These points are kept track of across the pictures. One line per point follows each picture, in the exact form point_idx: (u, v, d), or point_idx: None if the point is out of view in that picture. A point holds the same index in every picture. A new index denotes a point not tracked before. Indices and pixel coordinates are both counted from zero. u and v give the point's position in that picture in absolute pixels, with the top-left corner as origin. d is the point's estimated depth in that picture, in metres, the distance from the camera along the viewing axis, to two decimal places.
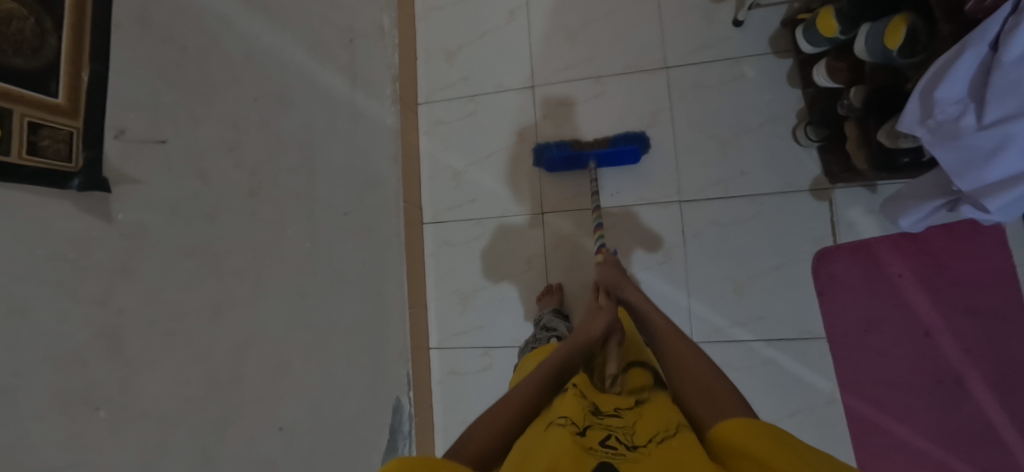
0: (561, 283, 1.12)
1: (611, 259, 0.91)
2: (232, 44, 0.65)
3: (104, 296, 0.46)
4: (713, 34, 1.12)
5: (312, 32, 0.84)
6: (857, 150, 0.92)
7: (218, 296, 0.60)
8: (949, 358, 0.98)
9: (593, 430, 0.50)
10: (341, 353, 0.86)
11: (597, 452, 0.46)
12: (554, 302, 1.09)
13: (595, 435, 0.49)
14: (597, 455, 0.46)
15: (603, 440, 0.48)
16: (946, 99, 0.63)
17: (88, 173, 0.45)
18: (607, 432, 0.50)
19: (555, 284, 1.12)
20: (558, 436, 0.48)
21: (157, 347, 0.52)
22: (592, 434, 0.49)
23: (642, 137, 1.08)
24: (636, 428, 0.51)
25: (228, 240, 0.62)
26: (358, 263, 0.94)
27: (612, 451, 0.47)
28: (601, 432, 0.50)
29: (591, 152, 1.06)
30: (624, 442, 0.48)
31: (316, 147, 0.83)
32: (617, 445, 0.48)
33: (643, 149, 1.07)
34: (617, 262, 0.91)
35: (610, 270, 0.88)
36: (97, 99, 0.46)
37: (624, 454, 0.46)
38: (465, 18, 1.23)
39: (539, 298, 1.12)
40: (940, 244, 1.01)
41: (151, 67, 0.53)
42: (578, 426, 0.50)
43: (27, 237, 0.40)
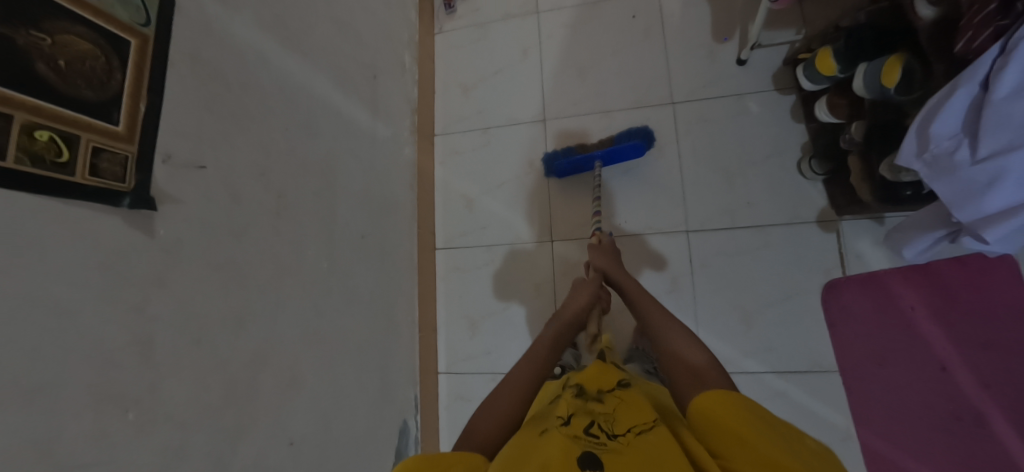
0: None
1: (609, 243, 0.92)
2: (268, 79, 0.71)
3: (140, 305, 0.51)
4: (718, 72, 1.17)
5: (339, 69, 0.91)
6: (860, 182, 0.93)
7: (241, 311, 0.64)
8: (968, 394, 0.96)
9: (578, 420, 0.54)
10: (351, 373, 0.88)
11: (580, 441, 0.49)
12: None
13: (578, 424, 0.53)
14: (581, 444, 0.49)
15: (586, 429, 0.52)
16: (940, 134, 0.65)
17: (138, 193, 0.50)
18: (591, 420, 0.54)
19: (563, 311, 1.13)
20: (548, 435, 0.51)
21: (183, 355, 0.55)
22: (576, 423, 0.53)
23: (643, 132, 1.11)
24: (618, 415, 0.55)
25: (254, 260, 0.66)
26: (372, 284, 0.98)
27: (594, 440, 0.50)
28: (585, 421, 0.53)
29: (596, 154, 1.10)
30: (605, 431, 0.51)
31: (338, 173, 0.88)
32: (598, 434, 0.51)
33: (646, 143, 1.11)
34: (613, 247, 0.91)
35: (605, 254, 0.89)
36: (151, 126, 0.52)
37: (604, 444, 0.49)
38: (482, 56, 1.31)
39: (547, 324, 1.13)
40: (953, 277, 1.00)
41: (199, 102, 0.59)
42: (564, 420, 0.54)
43: (79, 248, 0.45)
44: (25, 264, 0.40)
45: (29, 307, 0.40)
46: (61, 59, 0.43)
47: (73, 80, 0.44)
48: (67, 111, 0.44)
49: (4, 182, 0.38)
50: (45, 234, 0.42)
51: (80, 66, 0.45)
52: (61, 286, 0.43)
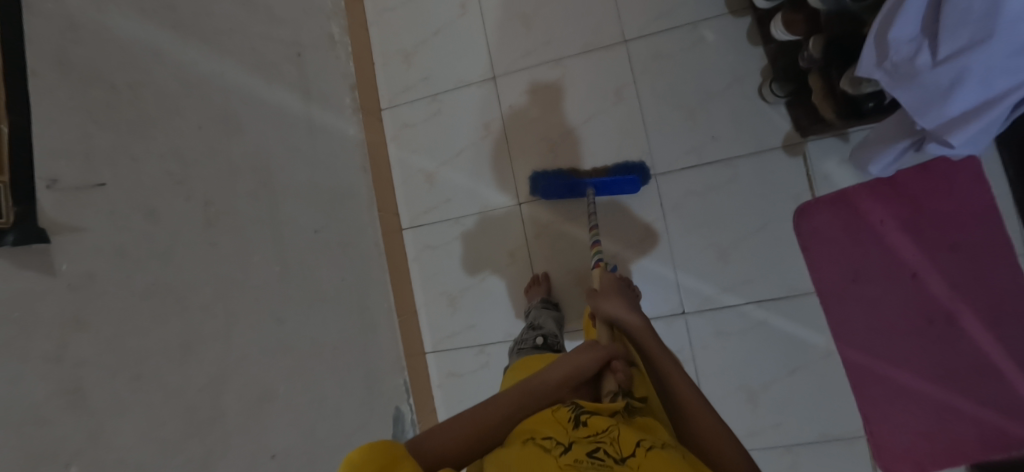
0: (546, 273, 1.12)
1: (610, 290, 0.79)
2: (166, 74, 0.63)
3: (58, 351, 0.45)
4: (668, 2, 1.10)
5: (254, 51, 0.82)
6: (822, 101, 0.90)
7: (186, 334, 0.59)
8: (938, 297, 0.98)
9: (578, 445, 0.50)
10: (329, 372, 0.85)
11: (582, 465, 0.46)
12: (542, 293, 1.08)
13: (580, 449, 0.49)
14: (582, 466, 0.46)
15: (589, 453, 0.48)
16: (900, 38, 0.61)
17: (24, 227, 0.43)
18: (595, 445, 0.50)
19: (541, 274, 1.11)
20: (543, 459, 0.48)
21: (126, 394, 0.51)
22: (577, 448, 0.49)
23: (641, 168, 1.08)
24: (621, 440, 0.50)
25: (190, 277, 0.61)
26: (337, 279, 0.93)
27: (597, 462, 0.47)
28: (588, 446, 0.49)
29: (588, 181, 1.06)
30: (611, 455, 0.48)
31: (274, 167, 0.81)
32: (603, 457, 0.47)
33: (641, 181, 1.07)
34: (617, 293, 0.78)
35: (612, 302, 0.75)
36: (23, 148, 0.44)
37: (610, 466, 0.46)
38: (417, 16, 1.21)
39: (526, 290, 1.11)
40: (917, 185, 1.00)
41: (79, 111, 0.51)
42: (563, 445, 0.50)
43: None
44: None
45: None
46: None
47: None
48: None
49: None
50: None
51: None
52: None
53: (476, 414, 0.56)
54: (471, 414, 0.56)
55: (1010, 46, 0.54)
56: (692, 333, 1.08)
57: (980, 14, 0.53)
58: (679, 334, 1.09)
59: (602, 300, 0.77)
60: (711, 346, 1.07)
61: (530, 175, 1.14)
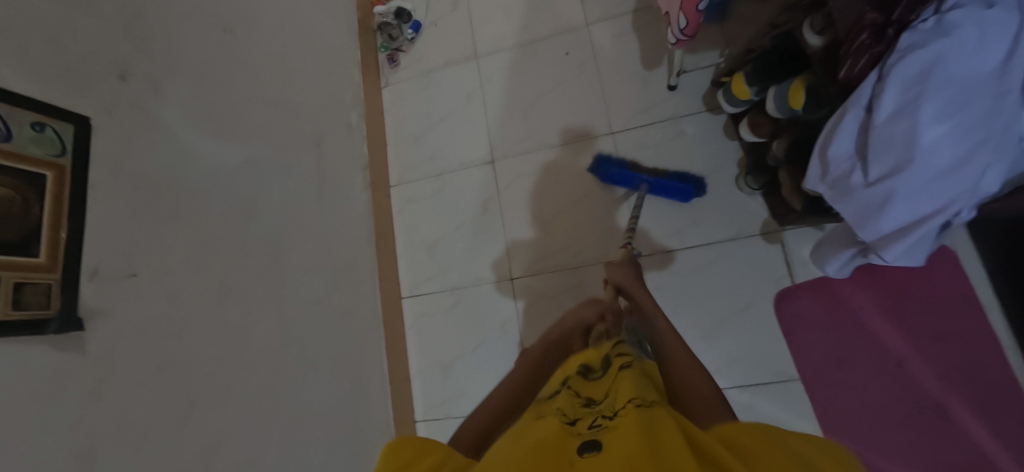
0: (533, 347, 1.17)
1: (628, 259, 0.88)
2: (199, 173, 0.75)
3: (78, 421, 0.53)
4: (652, 98, 1.20)
5: (277, 144, 0.94)
6: (790, 196, 0.97)
7: (189, 403, 0.66)
8: (925, 386, 0.99)
9: (581, 417, 0.47)
10: (318, 439, 0.90)
11: (582, 435, 0.44)
12: None
13: (584, 422, 0.46)
14: (581, 438, 0.44)
15: (589, 425, 0.45)
16: (837, 156, 0.70)
17: (64, 316, 0.53)
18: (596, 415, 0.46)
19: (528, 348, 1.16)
20: (544, 424, 0.46)
21: (131, 460, 0.58)
22: (580, 421, 0.47)
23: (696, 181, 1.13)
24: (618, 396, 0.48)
25: (198, 351, 0.69)
26: (334, 347, 1.00)
27: (596, 428, 0.44)
28: (589, 418, 0.47)
29: (643, 177, 1.13)
30: (608, 418, 0.45)
31: (285, 246, 0.91)
32: (603, 422, 0.45)
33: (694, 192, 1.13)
34: (633, 263, 0.87)
35: (622, 272, 0.84)
36: (74, 247, 0.55)
37: (607, 427, 0.43)
38: (428, 104, 1.35)
39: None
40: (896, 274, 1.04)
41: (123, 213, 0.62)
42: (568, 417, 0.48)
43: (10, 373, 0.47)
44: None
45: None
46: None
47: None
48: None
49: None
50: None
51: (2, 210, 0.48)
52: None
53: (489, 400, 0.63)
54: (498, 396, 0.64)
55: (928, 172, 0.60)
56: None
57: (902, 141, 0.60)
58: None
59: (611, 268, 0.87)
60: None
61: (594, 159, 1.19)
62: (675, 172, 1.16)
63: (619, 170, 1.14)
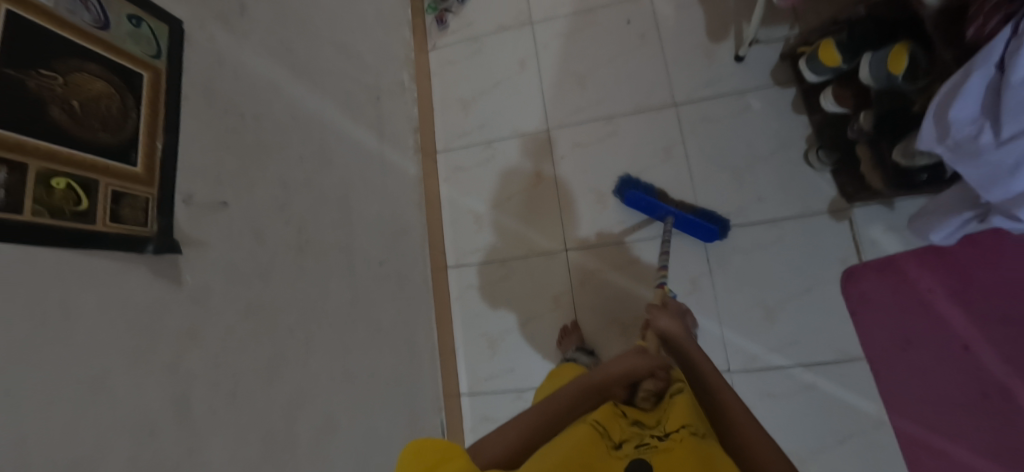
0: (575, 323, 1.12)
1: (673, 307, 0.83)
2: (277, 108, 0.68)
3: (173, 361, 0.46)
4: (717, 70, 1.17)
5: (344, 91, 0.88)
6: (871, 169, 0.95)
7: (274, 353, 0.60)
8: (991, 370, 0.98)
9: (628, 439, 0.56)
10: (382, 407, 0.84)
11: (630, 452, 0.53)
12: (576, 343, 1.08)
13: (629, 443, 0.55)
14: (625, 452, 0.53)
15: (636, 444, 0.54)
16: (960, 119, 0.67)
17: (161, 238, 0.47)
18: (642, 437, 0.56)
19: (569, 324, 1.12)
20: (593, 437, 0.55)
21: (221, 411, 0.51)
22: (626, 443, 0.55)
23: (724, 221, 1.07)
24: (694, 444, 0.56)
25: (281, 297, 0.63)
26: (393, 312, 0.94)
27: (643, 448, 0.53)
28: (637, 439, 0.56)
29: (671, 209, 1.06)
30: (656, 438, 0.55)
31: (352, 199, 0.85)
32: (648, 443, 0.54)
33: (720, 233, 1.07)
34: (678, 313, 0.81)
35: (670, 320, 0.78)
36: (169, 162, 0.49)
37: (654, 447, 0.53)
38: (479, 69, 1.29)
39: (558, 342, 1.11)
40: (965, 255, 1.02)
41: (212, 137, 0.55)
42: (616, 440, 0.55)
43: (105, 297, 0.41)
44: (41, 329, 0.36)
45: (54, 376, 0.36)
46: (73, 102, 0.40)
47: (87, 122, 0.41)
48: (81, 154, 0.40)
49: (30, 237, 0.35)
50: (69, 299, 0.38)
51: (99, 110, 0.42)
52: (82, 357, 0.39)
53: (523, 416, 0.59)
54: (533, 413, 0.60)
55: None
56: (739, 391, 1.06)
57: None
58: None
59: (659, 314, 0.80)
60: (759, 407, 1.05)
61: (622, 178, 1.12)
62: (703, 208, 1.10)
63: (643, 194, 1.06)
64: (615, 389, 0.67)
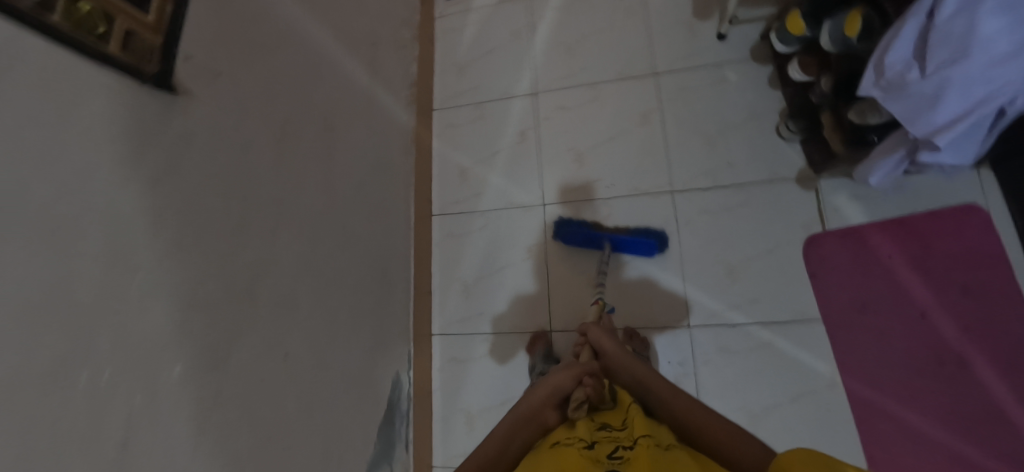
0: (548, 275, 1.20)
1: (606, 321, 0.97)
2: (275, 19, 0.79)
3: (154, 180, 0.55)
4: (698, 45, 1.24)
5: (342, 27, 0.99)
6: (833, 134, 1.00)
7: (244, 215, 0.69)
8: (947, 339, 0.99)
9: (599, 445, 0.67)
10: (346, 308, 0.93)
11: (602, 463, 0.64)
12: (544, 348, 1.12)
13: (602, 449, 0.66)
14: (602, 465, 0.63)
15: (608, 453, 0.65)
16: (893, 60, 0.71)
17: (161, 77, 0.57)
18: (614, 445, 0.67)
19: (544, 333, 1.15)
20: (570, 455, 0.66)
21: (191, 240, 0.60)
22: (600, 448, 0.67)
23: (660, 235, 1.15)
24: (633, 428, 0.69)
25: (258, 171, 0.72)
26: (368, 232, 1.02)
27: (615, 460, 0.63)
28: (608, 446, 0.67)
29: (607, 236, 1.12)
30: (627, 448, 0.65)
31: (339, 119, 0.95)
32: (621, 454, 0.64)
33: (658, 245, 1.13)
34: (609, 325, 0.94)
35: (603, 335, 0.91)
36: (174, 25, 0.58)
37: (624, 459, 0.63)
38: (478, 37, 1.39)
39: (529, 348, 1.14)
40: (927, 228, 1.05)
41: (217, 18, 0.66)
42: (588, 443, 0.68)
43: (101, 99, 0.50)
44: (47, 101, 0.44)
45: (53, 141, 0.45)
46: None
47: None
48: None
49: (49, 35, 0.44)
50: (78, 94, 0.47)
51: None
52: (89, 147, 0.48)
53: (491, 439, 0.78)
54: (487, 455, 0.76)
55: (986, 59, 0.63)
56: (695, 345, 1.09)
57: (960, 35, 0.63)
58: (682, 347, 1.10)
59: (592, 327, 0.94)
60: (713, 361, 1.08)
61: (557, 221, 1.19)
62: (639, 227, 1.17)
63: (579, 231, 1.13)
64: (546, 415, 0.79)
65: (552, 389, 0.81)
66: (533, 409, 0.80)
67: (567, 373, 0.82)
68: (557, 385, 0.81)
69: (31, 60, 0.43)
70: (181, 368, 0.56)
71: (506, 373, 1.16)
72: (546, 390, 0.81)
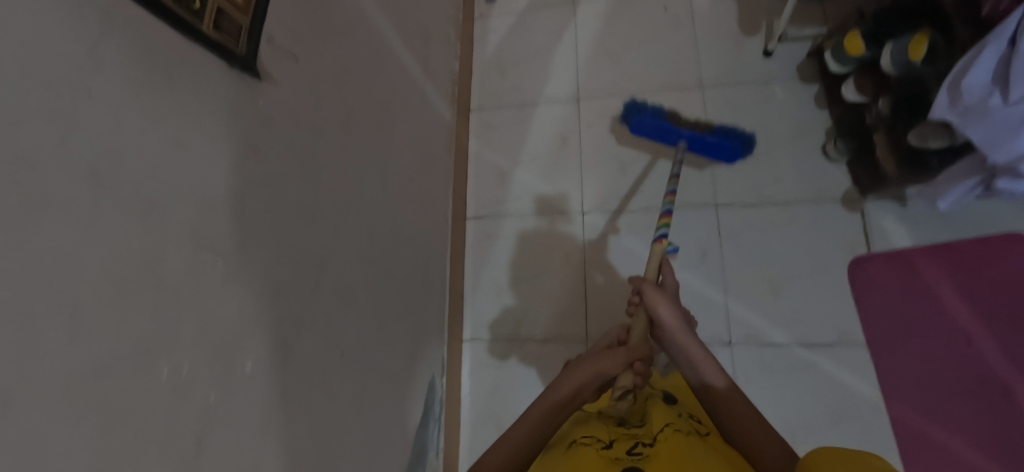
0: (586, 284, 1.18)
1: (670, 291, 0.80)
2: (346, 8, 0.77)
3: (238, 164, 0.52)
4: (746, 60, 1.23)
5: (399, 20, 0.97)
6: (885, 155, 1.00)
7: (311, 207, 0.66)
8: (994, 367, 0.98)
9: (617, 444, 0.66)
10: (393, 307, 0.90)
11: (621, 461, 0.62)
12: None
13: (621, 447, 0.65)
14: (620, 463, 0.62)
15: (627, 451, 0.64)
16: (972, 87, 0.71)
17: (246, 59, 0.53)
18: (633, 443, 0.66)
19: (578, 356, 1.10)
20: (590, 455, 0.64)
21: (267, 229, 0.57)
22: (618, 446, 0.65)
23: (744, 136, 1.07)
24: (653, 427, 0.68)
25: (325, 162, 0.69)
26: (413, 230, 1.00)
27: (635, 457, 0.62)
28: (628, 444, 0.65)
29: (683, 132, 1.04)
30: (645, 446, 0.64)
31: (393, 114, 0.93)
32: (639, 451, 0.63)
33: (741, 148, 1.06)
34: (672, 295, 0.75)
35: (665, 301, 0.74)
36: (263, 4, 0.54)
37: (643, 456, 0.62)
38: (520, 39, 1.38)
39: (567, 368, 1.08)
40: (974, 254, 1.04)
41: (297, 1, 0.64)
42: (605, 442, 0.66)
43: (197, 74, 0.47)
44: (150, 74, 0.42)
45: (153, 118, 0.42)
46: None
47: None
48: None
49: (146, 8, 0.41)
50: (177, 68, 0.45)
51: None
52: (184, 124, 0.45)
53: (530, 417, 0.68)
54: (516, 436, 0.67)
55: None
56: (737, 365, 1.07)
57: None
58: (723, 364, 1.08)
59: (652, 290, 0.75)
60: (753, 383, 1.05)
61: (626, 104, 1.12)
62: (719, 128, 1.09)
63: (652, 119, 1.05)
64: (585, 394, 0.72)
65: (594, 368, 0.71)
66: (571, 390, 0.70)
67: (611, 356, 0.72)
68: (598, 367, 0.71)
69: (137, 31, 0.40)
70: (252, 362, 0.53)
71: (539, 379, 1.13)
72: (587, 372, 0.71)
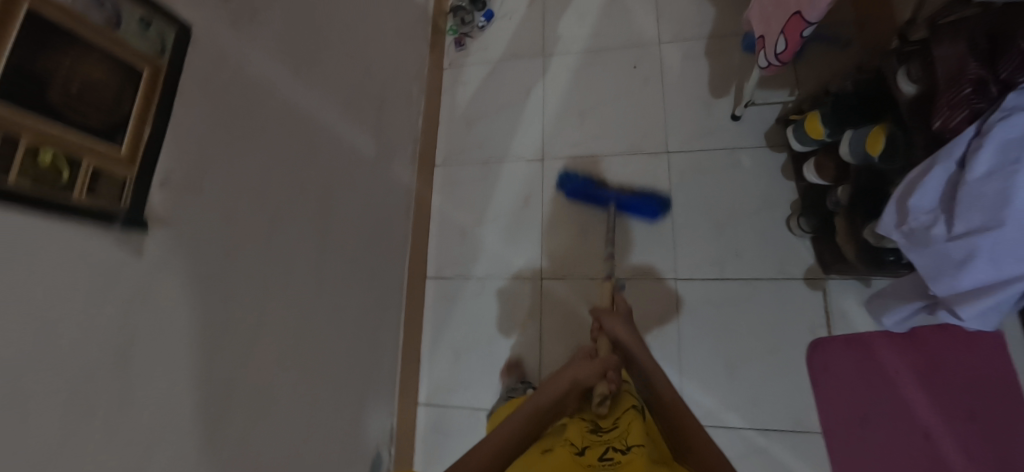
0: (541, 353, 1.16)
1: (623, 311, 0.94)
2: (267, 109, 0.75)
3: (122, 319, 0.51)
4: (712, 124, 1.19)
5: (342, 98, 0.95)
6: (845, 242, 0.95)
7: (218, 331, 0.65)
8: (950, 464, 0.95)
9: (592, 448, 0.70)
10: (325, 396, 0.89)
11: (596, 466, 0.66)
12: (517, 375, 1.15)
13: (594, 453, 0.69)
14: (595, 468, 0.66)
15: (600, 457, 0.68)
16: (918, 208, 0.67)
17: (132, 214, 0.53)
18: (606, 448, 0.70)
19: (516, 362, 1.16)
20: (564, 457, 0.69)
21: (159, 374, 0.56)
22: (591, 452, 0.70)
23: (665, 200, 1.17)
24: (627, 434, 0.71)
25: (234, 279, 0.68)
26: (354, 309, 0.99)
27: (608, 462, 0.67)
28: (600, 450, 0.70)
29: (611, 196, 1.17)
30: (618, 451, 0.69)
31: (332, 198, 0.91)
32: (612, 456, 0.68)
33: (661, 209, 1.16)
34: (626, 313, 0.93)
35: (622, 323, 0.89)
36: (150, 151, 0.55)
37: (617, 462, 0.66)
38: (486, 92, 1.35)
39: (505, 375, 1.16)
40: (935, 342, 1.02)
41: (202, 123, 0.63)
42: (579, 448, 0.71)
43: (64, 245, 0.46)
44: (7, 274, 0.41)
45: (10, 317, 0.40)
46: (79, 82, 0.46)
47: (82, 107, 0.47)
48: (61, 132, 0.45)
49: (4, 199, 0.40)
50: (39, 248, 0.44)
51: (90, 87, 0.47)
52: (52, 303, 0.44)
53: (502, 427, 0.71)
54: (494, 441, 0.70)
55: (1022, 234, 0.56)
56: None
57: (991, 202, 0.57)
58: None
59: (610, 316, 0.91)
60: None
61: (558, 175, 1.24)
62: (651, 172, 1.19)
63: (580, 187, 1.19)
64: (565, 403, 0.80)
65: (571, 378, 0.79)
66: (554, 398, 0.78)
67: (588, 366, 0.81)
68: (576, 376, 0.80)
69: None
70: None
71: None
72: (563, 383, 0.79)
